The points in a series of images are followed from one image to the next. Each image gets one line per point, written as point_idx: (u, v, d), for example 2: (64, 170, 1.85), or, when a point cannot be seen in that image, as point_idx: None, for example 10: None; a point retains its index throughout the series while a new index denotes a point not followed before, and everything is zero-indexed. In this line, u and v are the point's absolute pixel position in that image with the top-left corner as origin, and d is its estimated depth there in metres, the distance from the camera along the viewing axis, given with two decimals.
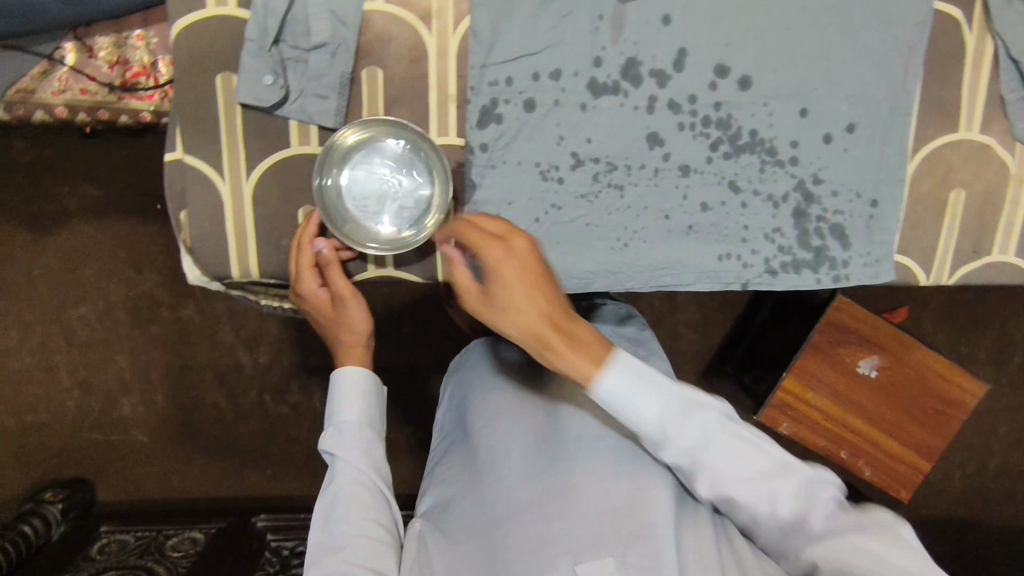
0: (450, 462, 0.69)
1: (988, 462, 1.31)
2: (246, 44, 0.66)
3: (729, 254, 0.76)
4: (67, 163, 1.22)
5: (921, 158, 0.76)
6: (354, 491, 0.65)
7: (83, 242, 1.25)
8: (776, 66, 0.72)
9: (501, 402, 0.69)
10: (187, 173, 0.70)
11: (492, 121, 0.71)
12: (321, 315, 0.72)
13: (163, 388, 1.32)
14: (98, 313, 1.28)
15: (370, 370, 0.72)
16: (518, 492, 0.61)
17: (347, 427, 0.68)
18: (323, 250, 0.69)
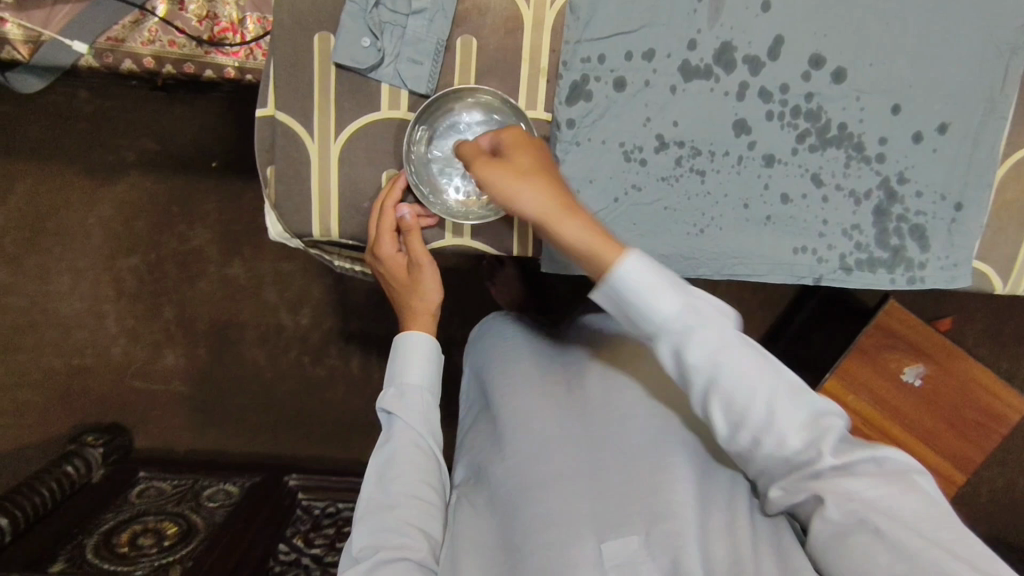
0: (477, 433, 0.67)
1: (1015, 479, 1.32)
2: (348, 4, 0.67)
3: (805, 248, 0.76)
4: (130, 115, 1.24)
5: (1010, 165, 0.75)
6: (412, 455, 0.62)
7: (140, 194, 1.27)
8: (873, 60, 0.71)
9: (521, 371, 0.68)
10: (279, 131, 0.71)
11: (582, 98, 0.71)
12: (395, 279, 0.72)
13: (206, 342, 1.34)
14: (148, 264, 1.30)
15: (433, 336, 0.70)
16: (544, 459, 0.58)
17: (408, 390, 0.66)
18: (407, 216, 0.70)
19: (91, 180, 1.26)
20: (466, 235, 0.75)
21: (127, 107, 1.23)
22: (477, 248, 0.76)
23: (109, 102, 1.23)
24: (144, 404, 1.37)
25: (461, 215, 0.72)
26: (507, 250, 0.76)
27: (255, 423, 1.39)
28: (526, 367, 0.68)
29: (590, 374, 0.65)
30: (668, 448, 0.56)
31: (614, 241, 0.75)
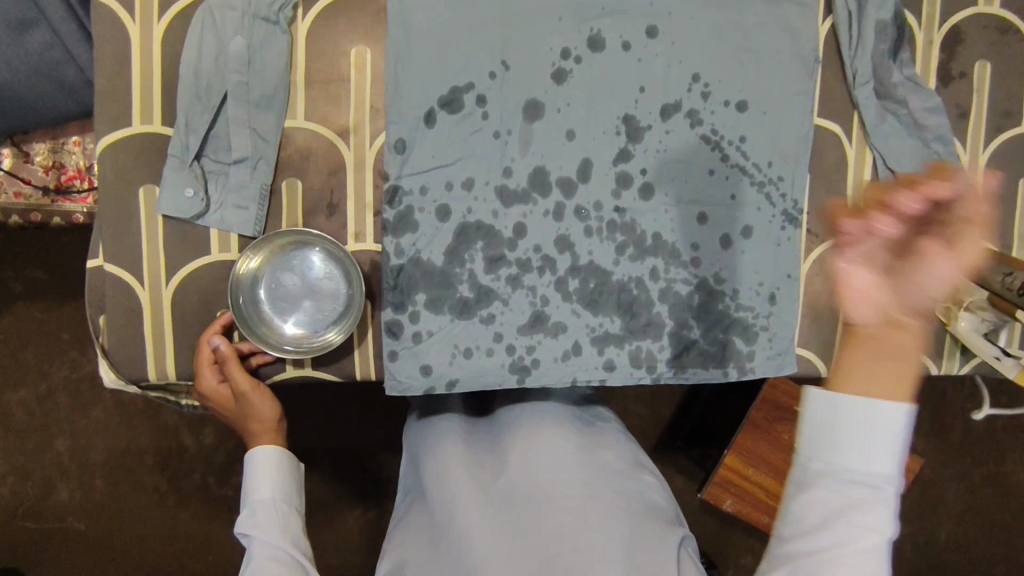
0: (408, 523, 0.74)
1: (937, 532, 1.38)
2: (168, 159, 0.70)
3: (639, 353, 0.79)
4: (11, 249, 1.24)
5: (814, 259, 0.81)
6: (269, 558, 0.66)
7: (26, 325, 1.26)
8: (673, 177, 0.78)
9: (449, 454, 0.76)
10: (108, 280, 0.72)
11: (408, 227, 0.75)
12: (227, 409, 0.74)
13: (104, 472, 1.28)
14: (38, 398, 1.27)
15: (280, 448, 0.74)
16: (482, 547, 0.65)
17: (259, 506, 0.70)
18: (221, 346, 0.70)
19: None
20: (308, 365, 0.76)
21: (9, 241, 1.25)
22: (317, 376, 0.76)
23: None
24: (38, 544, 1.28)
25: (294, 348, 0.72)
26: (351, 376, 0.78)
27: (168, 550, 1.30)
28: (457, 451, 0.77)
29: (512, 456, 0.74)
30: (581, 529, 0.65)
31: (454, 356, 0.77)
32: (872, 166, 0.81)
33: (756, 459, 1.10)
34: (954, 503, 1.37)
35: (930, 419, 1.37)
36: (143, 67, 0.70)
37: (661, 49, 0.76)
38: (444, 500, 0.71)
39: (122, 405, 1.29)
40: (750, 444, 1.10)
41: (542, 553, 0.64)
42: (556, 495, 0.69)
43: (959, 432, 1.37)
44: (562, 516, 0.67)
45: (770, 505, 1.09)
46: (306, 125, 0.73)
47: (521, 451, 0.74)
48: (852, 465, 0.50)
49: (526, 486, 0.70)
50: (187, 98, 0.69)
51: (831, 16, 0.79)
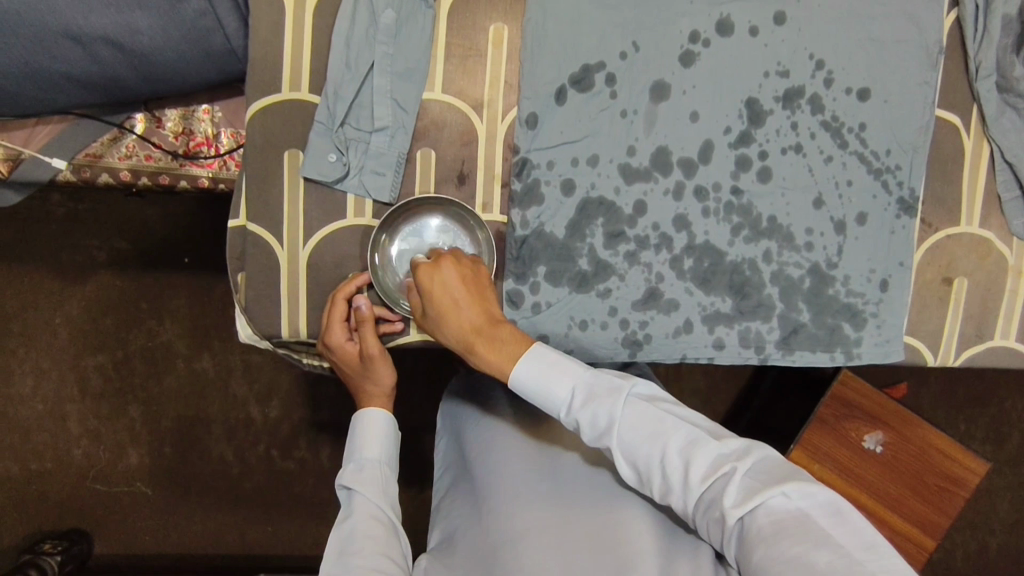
0: (454, 496, 0.77)
1: (991, 541, 1.38)
2: (315, 124, 0.73)
3: (749, 333, 0.81)
4: (99, 218, 1.28)
5: (927, 248, 0.82)
6: (371, 517, 0.67)
7: (109, 293, 1.29)
8: (792, 161, 0.80)
9: (495, 431, 0.78)
10: (249, 238, 0.75)
11: (534, 200, 0.77)
12: (350, 367, 0.76)
13: (170, 440, 1.32)
14: (114, 363, 1.31)
15: (390, 414, 0.76)
16: (525, 516, 0.66)
17: (367, 464, 0.72)
18: (364, 307, 0.73)
19: (59, 281, 1.28)
20: None
21: (97, 209, 1.27)
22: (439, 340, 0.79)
23: (81, 205, 1.27)
24: (102, 505, 1.32)
25: None
26: None
27: (230, 518, 1.34)
28: (498, 426, 0.79)
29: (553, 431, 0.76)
30: (630, 507, 0.65)
31: (571, 328, 0.79)
32: (989, 158, 0.82)
33: (822, 455, 1.08)
34: (1011, 508, 1.38)
35: (990, 428, 1.37)
36: (296, 36, 0.73)
37: (788, 36, 0.78)
38: (488, 473, 0.73)
39: (193, 376, 1.33)
40: (817, 439, 1.08)
41: (581, 521, 0.65)
42: (601, 477, 0.69)
43: (1018, 441, 1.38)
44: (604, 493, 0.67)
45: None
46: (442, 98, 0.76)
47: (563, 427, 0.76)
48: (696, 455, 0.58)
49: (571, 466, 0.71)
50: (337, 67, 0.72)
51: (956, 8, 0.80)
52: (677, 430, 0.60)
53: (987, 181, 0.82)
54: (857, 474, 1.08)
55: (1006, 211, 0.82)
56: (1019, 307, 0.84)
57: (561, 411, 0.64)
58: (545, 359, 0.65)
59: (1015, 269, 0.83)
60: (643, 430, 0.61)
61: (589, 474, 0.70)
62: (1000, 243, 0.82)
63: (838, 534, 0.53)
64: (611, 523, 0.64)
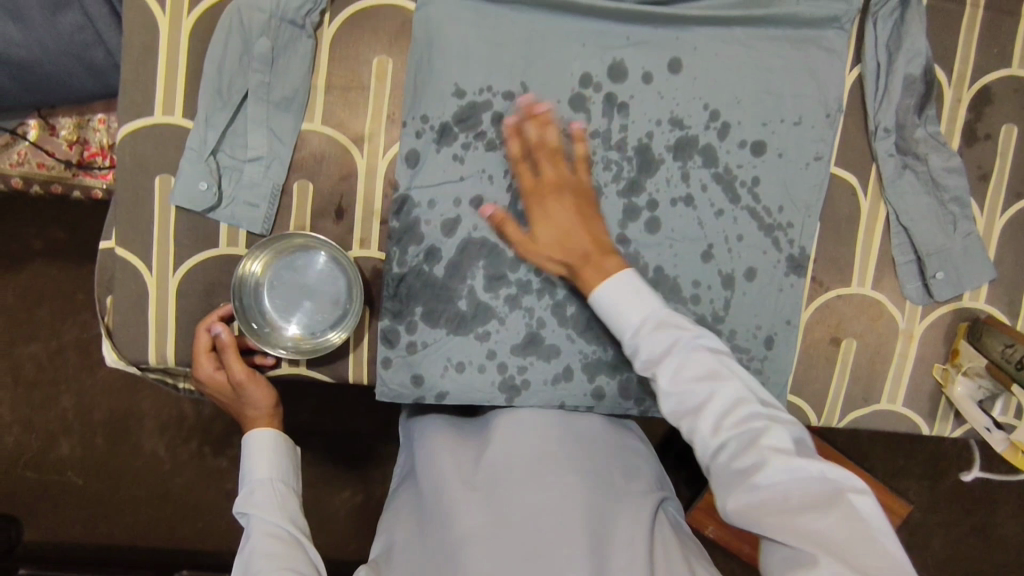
0: (399, 505, 0.74)
1: None
2: (186, 151, 0.71)
3: (629, 385, 0.80)
4: (39, 206, 1.27)
5: (817, 307, 0.81)
6: (267, 535, 0.66)
7: (45, 282, 1.28)
8: (682, 213, 0.78)
9: (435, 436, 0.77)
10: (117, 263, 0.74)
11: (413, 239, 0.76)
12: (223, 396, 0.75)
13: (103, 431, 1.29)
14: (50, 353, 1.28)
15: (276, 430, 0.75)
16: (467, 518, 0.65)
17: (257, 485, 0.71)
18: (221, 334, 0.72)
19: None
20: (303, 364, 0.78)
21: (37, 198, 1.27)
22: (309, 375, 0.78)
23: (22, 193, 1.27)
24: (28, 495, 1.28)
25: (287, 347, 0.73)
26: (343, 378, 0.79)
27: (154, 517, 1.29)
28: (443, 430, 0.78)
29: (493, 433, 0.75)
30: (566, 506, 0.66)
31: (447, 370, 0.78)
32: (885, 221, 0.80)
33: None
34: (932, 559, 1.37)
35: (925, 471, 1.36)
36: (169, 59, 0.71)
37: (683, 85, 0.76)
38: (429, 477, 0.72)
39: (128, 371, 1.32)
40: None
41: (519, 523, 0.65)
42: (535, 475, 0.69)
43: (952, 487, 1.36)
44: (542, 491, 0.67)
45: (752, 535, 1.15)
46: (322, 130, 0.74)
47: (501, 429, 0.75)
48: (737, 409, 0.62)
49: (502, 465, 0.70)
50: (209, 94, 0.70)
51: (859, 64, 0.78)
52: (730, 384, 0.63)
53: (881, 243, 0.80)
54: None
55: (900, 274, 0.81)
56: (909, 372, 0.82)
57: (625, 334, 0.67)
58: (628, 287, 0.68)
59: (905, 333, 0.81)
60: (698, 371, 0.63)
61: (526, 468, 0.70)
62: (892, 305, 0.81)
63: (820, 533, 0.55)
64: (549, 525, 0.64)
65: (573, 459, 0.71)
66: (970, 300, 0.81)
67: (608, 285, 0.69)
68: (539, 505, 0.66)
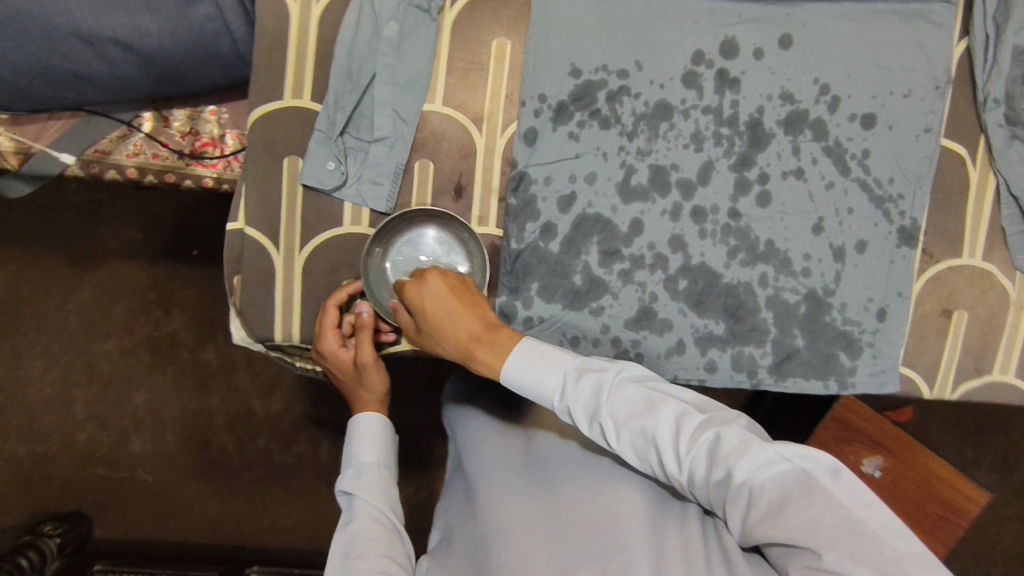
0: (453, 498, 0.77)
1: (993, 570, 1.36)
2: (315, 132, 0.74)
3: (740, 357, 0.81)
4: (116, 203, 1.25)
5: (927, 278, 0.81)
6: (374, 522, 0.65)
7: (122, 280, 1.27)
8: (791, 186, 0.79)
9: (479, 429, 0.79)
10: (247, 243, 0.76)
11: (530, 216, 0.77)
12: (343, 374, 0.75)
13: (175, 427, 1.28)
14: (121, 351, 1.27)
15: (386, 417, 0.74)
16: (510, 511, 0.67)
17: (364, 468, 0.69)
18: (366, 312, 0.73)
19: (73, 268, 1.26)
20: None
21: (116, 195, 1.25)
22: None
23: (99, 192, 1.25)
24: (104, 490, 1.28)
25: None
26: None
27: (230, 510, 1.29)
28: (488, 423, 0.80)
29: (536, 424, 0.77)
30: (623, 494, 0.63)
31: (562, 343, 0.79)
32: (995, 191, 0.80)
33: None
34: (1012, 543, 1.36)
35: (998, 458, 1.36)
36: (300, 44, 0.73)
37: (793, 60, 0.77)
38: (476, 470, 0.75)
39: (197, 367, 1.29)
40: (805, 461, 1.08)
41: (570, 509, 0.64)
42: (585, 462, 0.68)
43: None
44: (592, 474, 0.66)
45: None
46: (443, 110, 0.76)
47: (545, 420, 0.76)
48: (674, 426, 0.59)
49: (547, 455, 0.72)
50: (339, 76, 0.72)
51: (968, 37, 0.79)
52: (670, 407, 0.60)
53: (991, 214, 0.81)
54: None
55: (1010, 244, 0.81)
56: (1019, 342, 0.82)
57: (553, 400, 0.63)
58: (532, 353, 0.65)
59: (1016, 303, 0.82)
60: (633, 408, 0.61)
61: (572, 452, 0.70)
62: (1002, 277, 0.81)
63: (817, 513, 0.52)
64: (604, 513, 0.62)
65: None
66: None
67: (511, 363, 0.65)
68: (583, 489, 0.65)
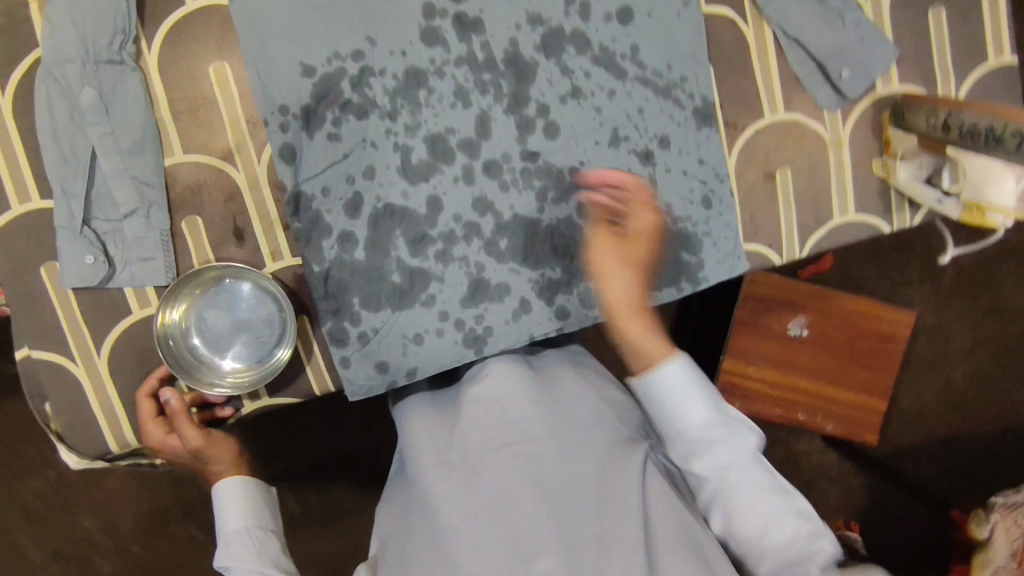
0: (392, 500, 0.75)
1: (931, 371, 1.48)
2: (59, 231, 0.67)
3: (587, 292, 0.78)
4: None
5: (739, 149, 0.79)
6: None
7: (18, 421, 1.20)
8: (574, 108, 0.75)
9: (409, 414, 0.75)
10: (39, 367, 0.70)
11: (323, 234, 0.72)
12: (181, 459, 0.73)
13: (137, 535, 1.23)
14: (53, 483, 1.21)
15: (245, 477, 0.75)
16: (452, 509, 0.64)
17: (235, 535, 0.72)
18: (171, 399, 0.69)
19: None
20: (264, 395, 0.75)
21: None
22: (275, 403, 0.76)
23: None
24: None
25: (230, 383, 0.71)
26: (310, 393, 0.77)
27: None
28: (420, 408, 0.76)
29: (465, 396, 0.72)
30: (557, 477, 0.64)
31: (406, 346, 0.75)
32: (774, 41, 0.79)
33: (753, 356, 1.19)
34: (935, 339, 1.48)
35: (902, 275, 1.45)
36: (2, 145, 0.66)
37: None
38: (411, 460, 0.71)
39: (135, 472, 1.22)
40: (738, 346, 1.18)
41: (508, 498, 0.63)
42: (525, 445, 0.65)
43: (928, 278, 1.47)
44: (524, 458, 0.65)
45: (775, 395, 1.21)
46: (188, 158, 0.70)
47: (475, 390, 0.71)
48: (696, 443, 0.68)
49: (480, 434, 0.68)
50: (55, 164, 0.66)
51: None
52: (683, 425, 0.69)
53: (779, 65, 0.79)
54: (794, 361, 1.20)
55: (807, 87, 0.79)
56: (849, 178, 0.81)
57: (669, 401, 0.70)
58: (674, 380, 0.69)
59: (833, 142, 0.80)
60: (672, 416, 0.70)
61: (497, 442, 0.66)
62: (810, 121, 0.80)
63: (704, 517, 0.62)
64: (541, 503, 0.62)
65: (552, 422, 0.67)
66: (884, 88, 0.80)
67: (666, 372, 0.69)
68: (523, 479, 0.63)
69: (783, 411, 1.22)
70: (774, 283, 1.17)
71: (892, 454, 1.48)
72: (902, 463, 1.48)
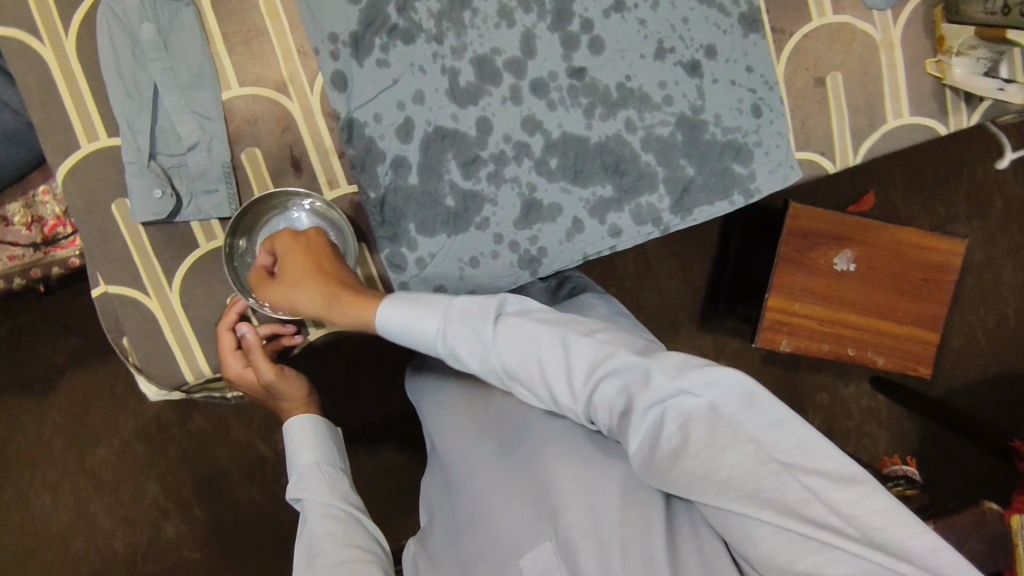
0: (433, 478, 0.76)
1: (987, 295, 1.45)
2: (127, 166, 0.69)
3: (639, 210, 0.78)
4: (43, 323, 1.23)
5: (788, 56, 0.78)
6: (324, 517, 0.67)
7: (84, 392, 1.24)
8: (618, 23, 0.75)
9: (440, 395, 0.77)
10: (116, 302, 0.73)
11: (377, 160, 0.74)
12: (256, 392, 0.75)
13: (197, 500, 1.27)
14: (117, 453, 1.25)
15: (312, 415, 0.75)
16: (487, 481, 0.66)
17: (305, 469, 0.71)
18: (248, 332, 0.72)
19: (29, 397, 1.23)
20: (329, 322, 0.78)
21: (37, 318, 1.22)
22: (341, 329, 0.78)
23: (20, 319, 1.22)
24: None
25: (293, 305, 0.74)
26: None
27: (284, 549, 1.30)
28: (450, 388, 0.77)
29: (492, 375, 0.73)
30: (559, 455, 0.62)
31: (463, 269, 0.76)
32: None
33: (799, 292, 1.15)
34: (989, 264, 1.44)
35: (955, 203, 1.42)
36: (69, 86, 0.69)
37: None
38: (446, 439, 0.73)
39: (193, 438, 1.27)
40: (785, 282, 1.14)
41: (531, 470, 0.63)
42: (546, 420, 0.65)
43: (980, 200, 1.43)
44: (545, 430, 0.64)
45: (827, 331, 1.17)
46: (244, 91, 0.72)
47: None
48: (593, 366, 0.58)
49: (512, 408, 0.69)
50: (120, 100, 0.68)
51: None
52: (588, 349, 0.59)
53: None
54: (839, 295, 1.17)
55: None
56: (903, 80, 0.79)
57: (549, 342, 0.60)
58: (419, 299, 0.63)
59: (885, 43, 0.79)
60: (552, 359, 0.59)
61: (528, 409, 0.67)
62: (860, 23, 0.78)
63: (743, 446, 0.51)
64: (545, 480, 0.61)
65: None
66: None
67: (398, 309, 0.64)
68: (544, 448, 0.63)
69: (833, 346, 1.19)
70: (825, 216, 1.14)
71: (950, 387, 1.45)
72: (962, 396, 1.45)
